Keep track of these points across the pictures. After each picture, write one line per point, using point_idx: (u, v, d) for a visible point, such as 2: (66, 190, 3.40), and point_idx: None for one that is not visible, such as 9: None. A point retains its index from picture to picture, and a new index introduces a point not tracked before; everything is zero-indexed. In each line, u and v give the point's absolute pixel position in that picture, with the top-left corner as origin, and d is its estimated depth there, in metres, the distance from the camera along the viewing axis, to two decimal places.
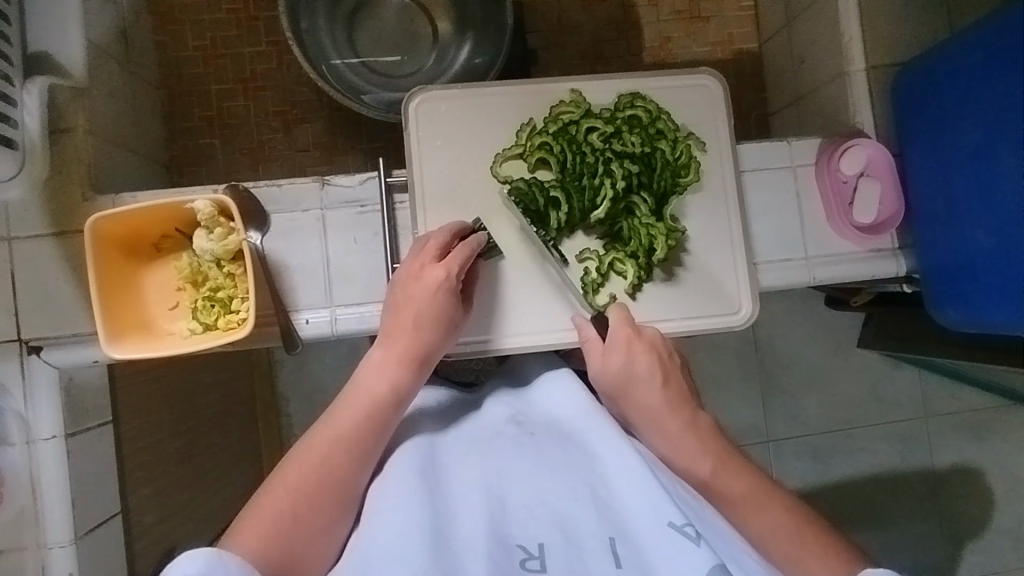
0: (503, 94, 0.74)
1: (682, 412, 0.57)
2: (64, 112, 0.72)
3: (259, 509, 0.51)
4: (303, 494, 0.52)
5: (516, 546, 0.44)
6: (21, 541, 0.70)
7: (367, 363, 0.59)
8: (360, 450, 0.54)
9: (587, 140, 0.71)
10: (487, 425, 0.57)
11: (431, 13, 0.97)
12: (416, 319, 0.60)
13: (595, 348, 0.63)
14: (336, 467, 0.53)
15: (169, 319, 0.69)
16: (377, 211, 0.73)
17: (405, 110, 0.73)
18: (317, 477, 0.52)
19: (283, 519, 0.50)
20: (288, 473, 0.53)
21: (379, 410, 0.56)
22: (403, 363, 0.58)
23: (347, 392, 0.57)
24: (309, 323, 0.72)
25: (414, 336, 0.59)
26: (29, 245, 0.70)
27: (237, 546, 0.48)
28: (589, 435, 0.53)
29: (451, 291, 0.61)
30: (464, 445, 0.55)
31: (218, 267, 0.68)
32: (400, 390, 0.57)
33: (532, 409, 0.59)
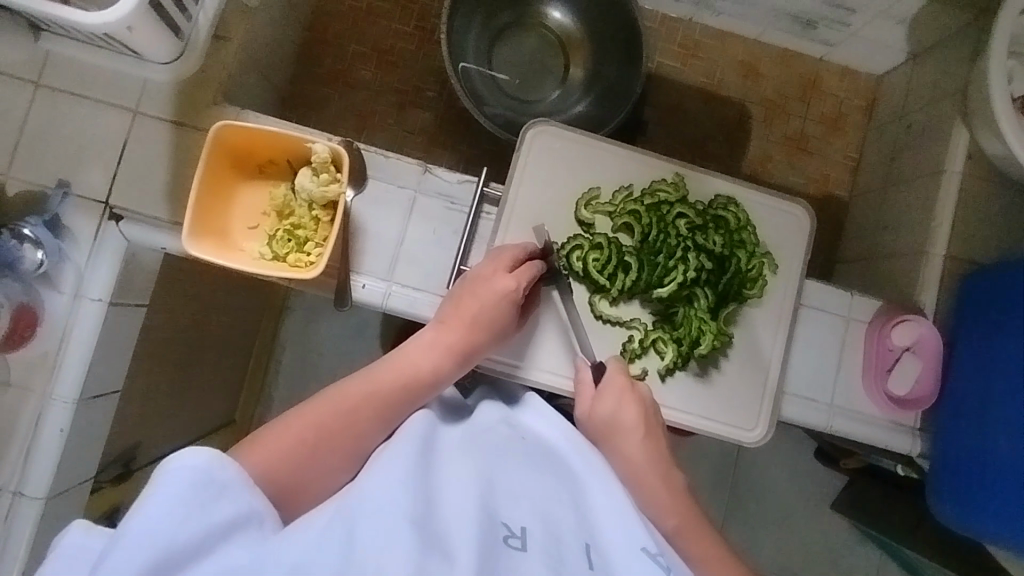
0: (614, 154, 0.78)
1: (650, 452, 0.63)
2: (227, 21, 0.77)
3: (281, 430, 0.54)
4: (323, 431, 0.56)
5: (501, 523, 0.49)
6: (30, 383, 0.72)
7: (419, 339, 0.63)
8: (386, 414, 0.58)
9: (675, 222, 0.74)
10: (479, 422, 0.61)
11: (569, 55, 1.02)
12: (474, 318, 0.65)
13: (584, 392, 0.68)
14: (361, 420, 0.57)
15: (245, 237, 0.73)
16: (463, 213, 0.77)
17: (522, 135, 0.78)
18: (342, 423, 0.56)
19: (295, 449, 0.54)
20: (318, 406, 0.57)
21: (415, 388, 0.60)
22: (451, 352, 0.63)
23: (395, 357, 0.61)
24: (365, 288, 0.75)
25: (470, 331, 0.64)
26: (151, 123, 0.74)
27: (251, 458, 0.52)
28: (576, 464, 0.58)
29: (513, 302, 0.66)
30: (457, 434, 0.59)
31: (309, 208, 0.72)
32: (438, 379, 0.62)
33: (523, 416, 0.63)
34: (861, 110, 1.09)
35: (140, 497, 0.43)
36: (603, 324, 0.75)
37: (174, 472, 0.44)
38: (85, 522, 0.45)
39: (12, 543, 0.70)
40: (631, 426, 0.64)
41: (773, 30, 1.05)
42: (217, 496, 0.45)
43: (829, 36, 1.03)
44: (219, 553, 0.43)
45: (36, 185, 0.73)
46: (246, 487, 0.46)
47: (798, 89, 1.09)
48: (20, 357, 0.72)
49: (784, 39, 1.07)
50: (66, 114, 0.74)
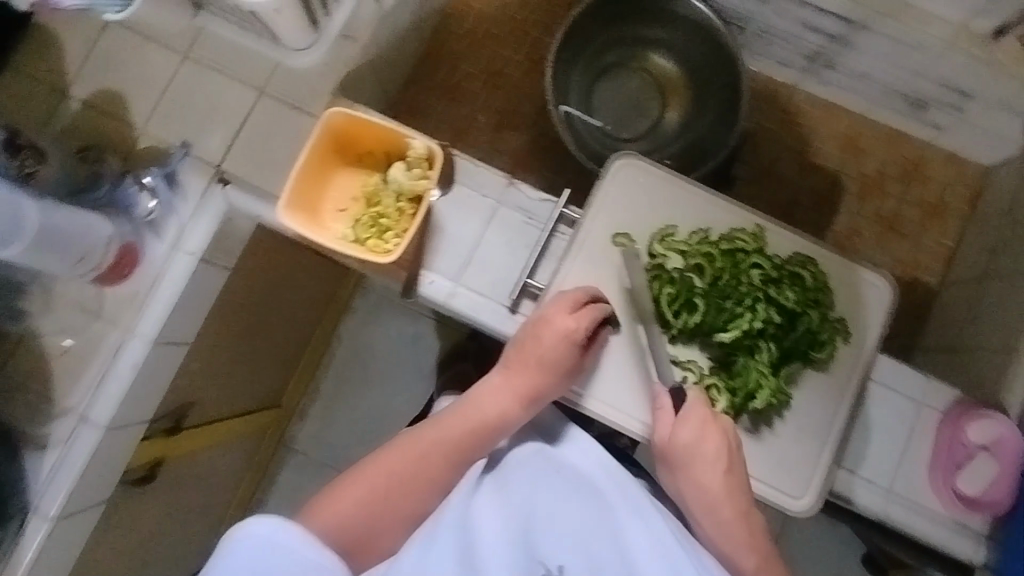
0: (695, 197, 0.79)
1: (722, 470, 0.65)
2: (356, 23, 0.84)
3: (359, 479, 0.61)
4: (397, 477, 0.62)
5: (537, 562, 0.53)
6: (117, 318, 0.77)
7: (485, 385, 0.68)
8: (456, 456, 0.64)
9: (748, 271, 0.73)
10: (516, 458, 0.65)
11: (666, 100, 1.04)
12: (538, 362, 0.68)
13: (664, 418, 0.68)
14: (432, 465, 0.63)
15: (333, 218, 0.78)
16: (539, 229, 0.79)
17: (609, 163, 0.80)
18: (414, 469, 0.62)
19: (371, 499, 0.60)
20: (390, 456, 0.63)
21: (484, 429, 0.65)
22: (516, 399, 0.67)
23: (461, 405, 0.66)
24: (432, 284, 0.77)
25: (534, 377, 0.68)
26: (273, 103, 0.81)
27: (334, 504, 0.59)
28: (613, 497, 0.61)
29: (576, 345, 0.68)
30: (505, 471, 0.63)
31: (396, 200, 0.76)
32: (507, 420, 0.66)
33: (564, 449, 0.67)
34: (963, 199, 1.05)
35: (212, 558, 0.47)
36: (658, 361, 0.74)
37: (241, 540, 0.47)
38: None
39: (71, 461, 0.75)
40: (708, 455, 0.64)
41: (878, 106, 1.03)
42: (284, 560, 0.47)
43: (937, 119, 1.00)
44: None
45: (163, 143, 0.81)
46: (309, 547, 0.48)
47: (898, 169, 1.06)
48: (114, 293, 0.78)
49: (890, 117, 1.05)
50: (202, 84, 0.81)
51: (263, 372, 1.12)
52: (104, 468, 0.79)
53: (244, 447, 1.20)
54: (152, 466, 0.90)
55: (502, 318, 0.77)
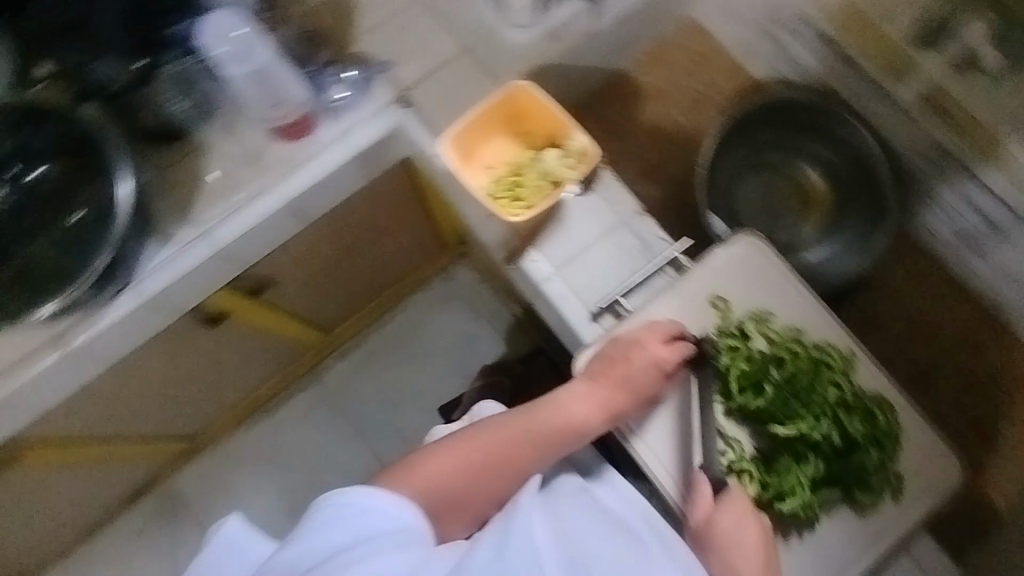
0: (805, 299, 0.79)
1: (754, 545, 0.67)
2: (569, 26, 0.92)
3: (449, 454, 0.68)
4: (484, 455, 0.68)
5: None
6: (269, 171, 0.88)
7: (570, 390, 0.73)
8: (541, 446, 0.70)
9: (826, 386, 0.73)
10: (562, 485, 0.67)
11: (807, 212, 1.06)
12: (628, 381, 0.72)
13: (702, 503, 0.69)
14: (517, 448, 0.69)
15: (479, 169, 0.85)
16: (648, 261, 0.82)
17: (737, 232, 0.81)
18: (502, 448, 0.69)
19: (462, 472, 0.67)
20: (479, 435, 0.69)
21: (565, 429, 0.71)
22: (601, 409, 0.72)
23: (549, 403, 0.72)
24: (534, 262, 0.82)
25: (621, 395, 0.72)
26: (473, 61, 0.91)
27: (431, 476, 0.66)
28: (659, 551, 0.62)
29: (664, 375, 0.71)
30: (547, 496, 0.64)
31: (539, 177, 0.82)
32: (588, 428, 0.72)
33: (604, 492, 0.68)
34: None
35: (299, 526, 0.58)
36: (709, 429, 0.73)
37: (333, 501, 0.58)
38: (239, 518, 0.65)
39: (179, 262, 0.85)
40: (736, 511, 0.68)
41: None
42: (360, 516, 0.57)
43: None
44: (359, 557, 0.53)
45: (370, 53, 0.91)
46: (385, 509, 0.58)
47: (979, 381, 1.07)
48: (277, 150, 0.88)
49: None
50: (423, 21, 0.92)
51: (329, 288, 1.27)
52: (197, 282, 0.88)
53: (283, 344, 1.35)
54: (219, 314, 1.10)
55: (581, 320, 0.81)
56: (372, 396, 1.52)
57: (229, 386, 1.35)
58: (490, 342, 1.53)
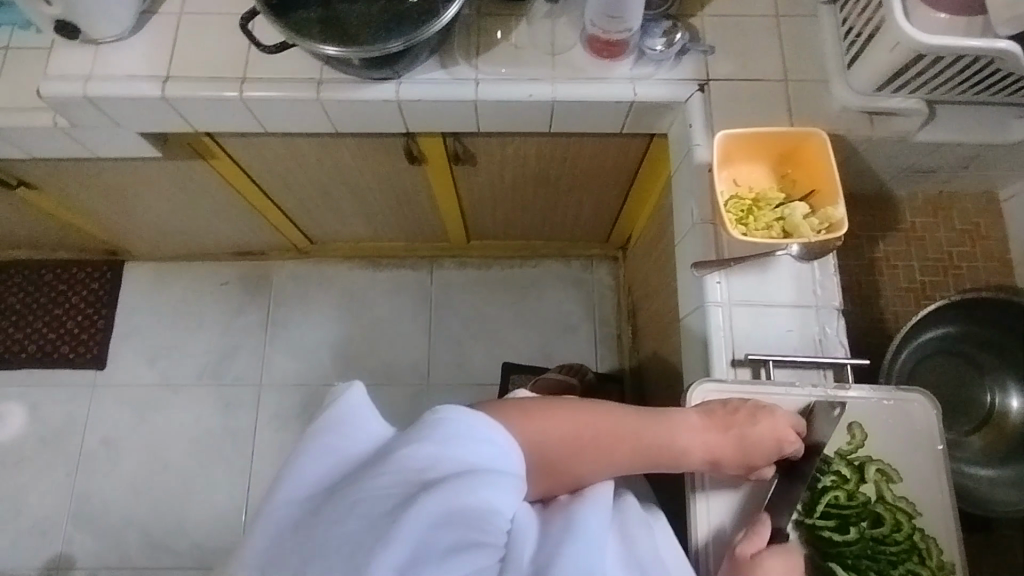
0: (941, 488, 0.72)
1: None
2: (885, 120, 0.91)
3: (555, 418, 0.71)
4: (587, 433, 0.71)
5: None
6: (558, 67, 0.94)
7: (686, 419, 0.71)
8: (638, 453, 0.71)
9: (907, 570, 0.70)
10: (629, 510, 0.72)
11: (977, 430, 0.98)
12: (742, 442, 0.70)
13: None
14: (617, 441, 0.71)
15: (727, 178, 0.87)
16: (814, 352, 0.80)
17: (916, 386, 0.75)
18: (602, 437, 0.71)
19: (562, 435, 0.70)
20: (587, 416, 0.72)
21: (667, 451, 0.71)
22: (705, 452, 0.71)
23: (659, 418, 0.72)
24: (716, 283, 0.82)
25: (729, 451, 0.70)
26: (781, 94, 0.92)
27: (535, 426, 0.70)
28: None
29: (779, 453, 0.70)
30: (617, 524, 0.70)
31: (775, 217, 0.83)
32: (686, 461, 0.71)
33: (659, 527, 0.73)
34: None
35: (424, 432, 0.61)
36: None
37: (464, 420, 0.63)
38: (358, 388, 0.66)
39: (443, 87, 0.94)
40: None
41: None
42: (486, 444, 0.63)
43: None
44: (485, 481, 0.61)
45: (703, 35, 0.95)
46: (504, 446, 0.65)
47: None
48: (578, 54, 0.94)
49: None
50: (764, 39, 0.95)
51: (508, 198, 1.34)
52: (448, 114, 0.97)
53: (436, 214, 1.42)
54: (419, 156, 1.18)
55: (721, 356, 0.80)
56: (465, 314, 1.59)
57: (375, 221, 1.46)
58: (585, 342, 1.57)
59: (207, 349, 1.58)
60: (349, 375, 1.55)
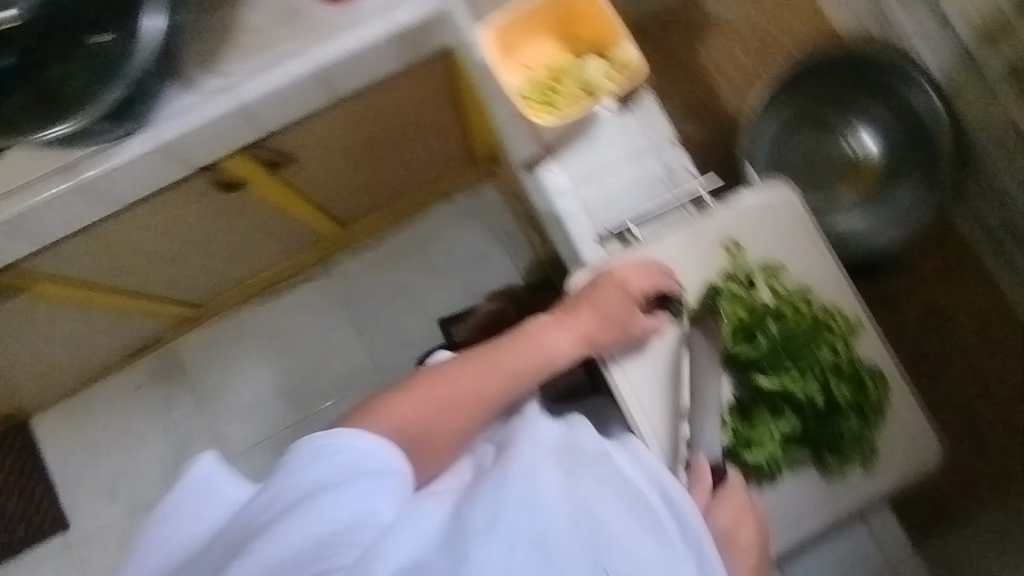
0: (823, 261, 0.76)
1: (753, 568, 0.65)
2: None
3: (408, 397, 0.62)
4: (456, 389, 0.64)
5: None
6: (305, 33, 0.81)
7: (544, 321, 0.72)
8: (512, 378, 0.66)
9: (821, 348, 0.72)
10: (580, 436, 0.62)
11: (849, 180, 1.02)
12: (600, 309, 0.71)
13: (701, 490, 0.65)
14: (486, 378, 0.66)
15: (518, 68, 0.82)
16: (669, 191, 0.80)
17: (765, 181, 0.78)
18: (470, 386, 0.65)
19: (427, 409, 0.61)
20: (443, 376, 0.65)
21: (541, 357, 0.69)
22: (574, 337, 0.71)
23: (521, 333, 0.71)
24: (552, 173, 0.80)
25: (593, 322, 0.71)
26: None
27: (387, 417, 0.59)
28: (678, 527, 0.59)
29: (632, 297, 0.71)
30: (563, 445, 0.60)
31: (578, 85, 0.80)
32: (564, 354, 0.70)
33: (618, 451, 0.64)
34: None
35: (273, 473, 0.52)
36: None
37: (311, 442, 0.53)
38: (213, 456, 0.57)
39: (202, 110, 0.81)
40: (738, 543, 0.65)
41: None
42: (344, 453, 0.52)
43: None
44: (336, 495, 0.49)
45: None
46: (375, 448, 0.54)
47: None
48: (321, 13, 0.81)
49: None
50: None
51: (350, 171, 1.22)
52: (219, 134, 0.84)
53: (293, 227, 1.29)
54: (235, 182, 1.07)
55: (586, 239, 0.79)
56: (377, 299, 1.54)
57: (243, 258, 1.37)
58: (501, 265, 1.53)
59: (151, 460, 1.49)
60: (300, 411, 1.50)
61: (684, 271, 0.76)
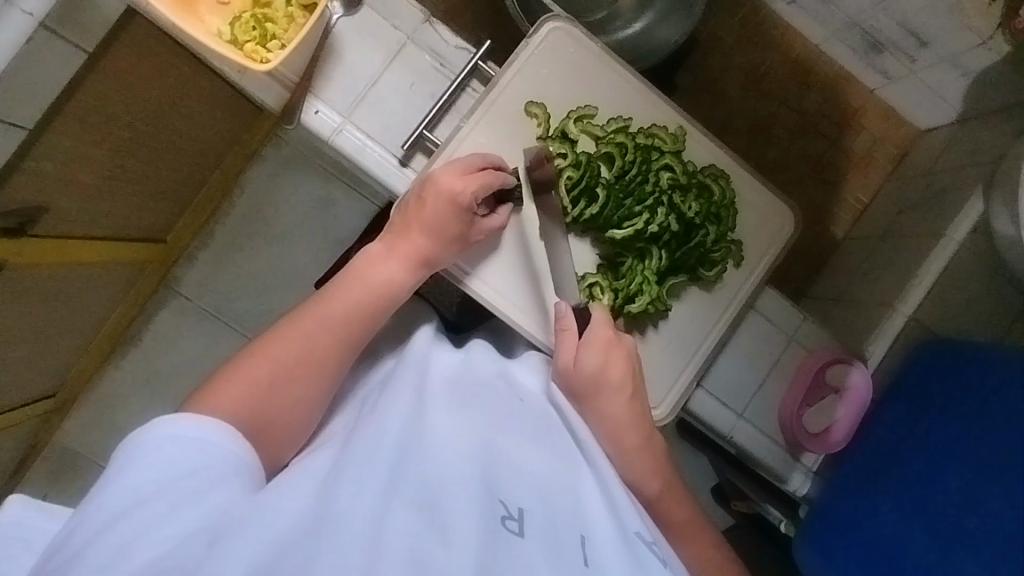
0: (626, 85, 0.72)
1: (633, 407, 0.63)
2: None
3: (236, 378, 0.53)
4: (285, 361, 0.55)
5: (501, 501, 0.45)
6: None
7: (368, 253, 0.63)
8: (349, 333, 0.59)
9: (657, 172, 0.69)
10: (479, 366, 0.60)
11: None
12: (424, 224, 0.63)
13: (567, 342, 0.64)
14: (318, 343, 0.57)
15: (211, 9, 0.66)
16: (448, 78, 0.71)
17: (538, 23, 0.70)
18: (300, 349, 0.56)
19: (255, 396, 0.53)
20: (272, 345, 0.56)
21: (374, 295, 0.61)
22: (403, 261, 0.63)
23: (346, 274, 0.62)
24: (317, 114, 0.68)
25: (419, 238, 0.63)
26: None
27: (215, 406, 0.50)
28: (563, 427, 0.59)
29: (463, 209, 0.63)
30: (449, 368, 0.59)
31: (287, 3, 0.66)
32: (397, 283, 0.62)
33: (516, 372, 0.64)
34: (889, 158, 1.02)
35: (87, 494, 0.42)
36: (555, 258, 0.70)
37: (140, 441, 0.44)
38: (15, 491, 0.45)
39: None
40: (614, 381, 0.62)
41: (840, 43, 0.96)
42: (181, 446, 0.44)
43: (889, 68, 0.94)
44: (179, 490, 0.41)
45: None
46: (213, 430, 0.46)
47: (834, 112, 1.02)
48: None
49: (847, 55, 0.97)
50: None
51: (147, 199, 0.98)
52: None
53: (113, 282, 1.06)
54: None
55: (388, 168, 0.69)
56: None
57: (55, 348, 1.04)
58: None
59: None
60: None
61: (500, 156, 0.68)
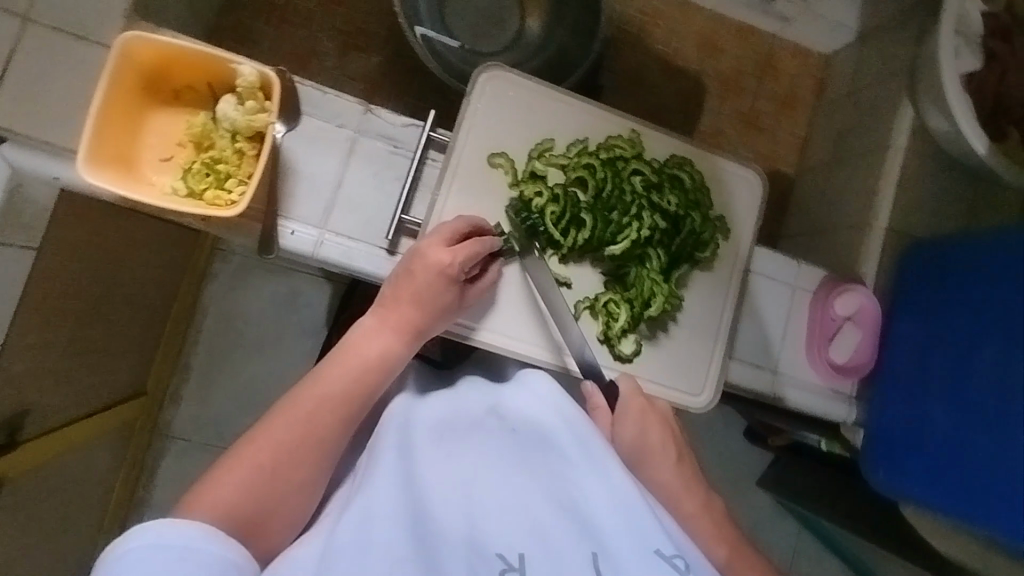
0: (572, 108, 0.75)
1: (674, 463, 0.60)
2: None
3: (237, 463, 0.51)
4: (286, 449, 0.52)
5: (492, 554, 0.44)
6: None
7: (357, 328, 0.59)
8: (348, 415, 0.55)
9: (630, 179, 0.71)
10: (466, 407, 0.54)
11: (525, 8, 0.98)
12: (415, 296, 0.60)
13: (601, 418, 0.60)
14: (320, 428, 0.54)
15: (156, 169, 0.66)
16: (407, 157, 0.72)
17: (472, 80, 0.72)
18: (302, 436, 0.53)
19: (258, 483, 0.51)
20: (271, 429, 0.53)
21: (369, 372, 0.57)
22: (397, 333, 0.59)
23: (339, 352, 0.58)
24: (293, 235, 0.68)
25: (409, 308, 0.60)
26: (44, 32, 0.66)
27: (208, 505, 0.48)
28: (567, 443, 0.49)
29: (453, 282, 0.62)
30: (436, 416, 0.54)
31: (231, 139, 0.65)
32: (390, 356, 0.58)
33: (510, 395, 0.54)
34: (810, 89, 1.09)
35: None
36: (563, 290, 0.72)
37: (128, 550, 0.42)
38: None
39: None
40: (656, 450, 0.59)
41: (730, 2, 1.03)
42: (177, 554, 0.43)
43: (784, 10, 1.01)
44: None
45: None
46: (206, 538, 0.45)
47: (749, 64, 1.07)
48: None
49: (741, 11, 1.04)
50: None
51: (121, 358, 0.96)
52: None
53: (109, 451, 1.00)
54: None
55: (380, 261, 0.69)
56: None
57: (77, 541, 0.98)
58: None
59: None
60: None
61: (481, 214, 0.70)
